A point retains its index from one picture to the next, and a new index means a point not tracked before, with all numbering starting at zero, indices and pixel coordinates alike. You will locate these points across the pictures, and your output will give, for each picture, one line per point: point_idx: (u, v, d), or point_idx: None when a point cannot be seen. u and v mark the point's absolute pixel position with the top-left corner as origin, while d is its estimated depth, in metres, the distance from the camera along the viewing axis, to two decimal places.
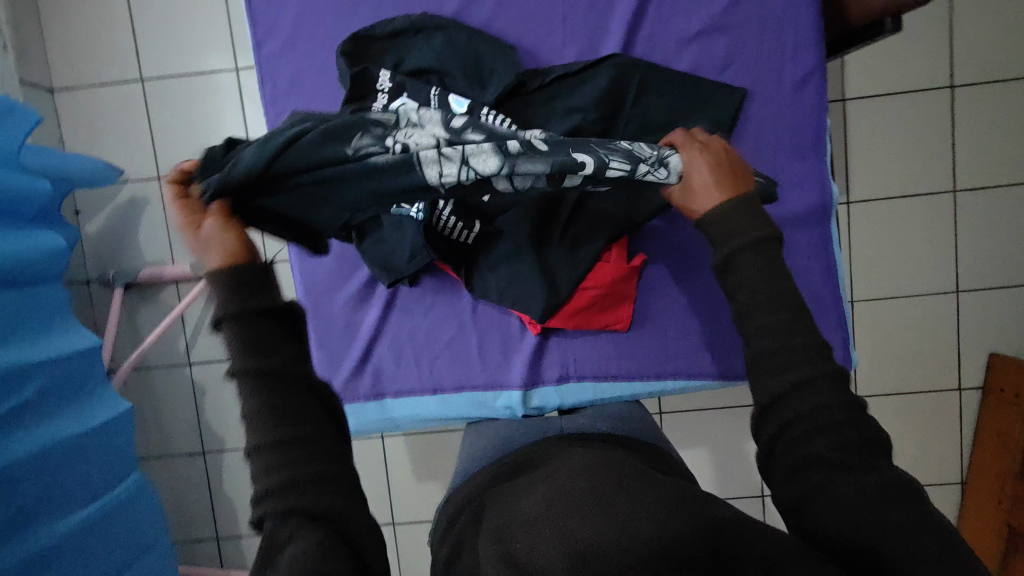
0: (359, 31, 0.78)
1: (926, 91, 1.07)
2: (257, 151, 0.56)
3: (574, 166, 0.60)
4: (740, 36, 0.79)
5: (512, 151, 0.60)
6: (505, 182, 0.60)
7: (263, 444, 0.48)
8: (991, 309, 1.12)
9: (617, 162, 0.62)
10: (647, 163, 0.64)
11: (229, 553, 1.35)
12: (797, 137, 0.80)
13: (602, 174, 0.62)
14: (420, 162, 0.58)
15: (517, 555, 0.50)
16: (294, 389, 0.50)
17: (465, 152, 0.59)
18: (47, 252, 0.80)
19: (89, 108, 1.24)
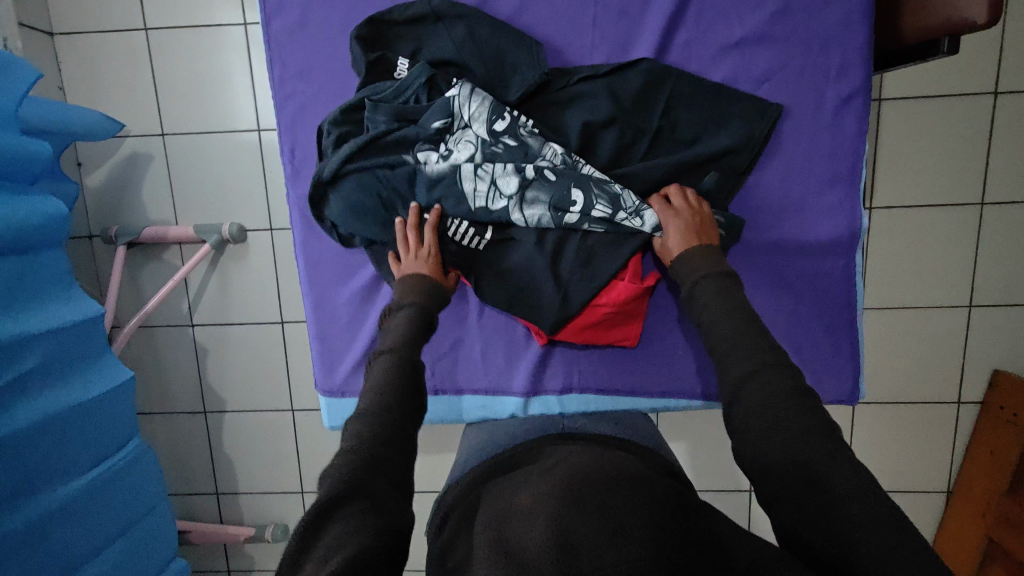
0: (376, 15, 0.75)
1: (965, 98, 1.02)
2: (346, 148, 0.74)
3: (567, 204, 0.73)
4: (782, 46, 0.74)
5: (526, 180, 0.74)
6: (505, 211, 0.75)
7: (363, 416, 0.56)
8: (1002, 326, 1.11)
9: (601, 206, 0.73)
10: (625, 211, 0.73)
11: (227, 507, 1.39)
12: (832, 163, 0.76)
13: (590, 213, 0.74)
14: (460, 178, 0.75)
15: (507, 542, 0.48)
16: (404, 384, 0.60)
17: (493, 175, 0.74)
18: (47, 220, 0.79)
19: (90, 56, 1.19)
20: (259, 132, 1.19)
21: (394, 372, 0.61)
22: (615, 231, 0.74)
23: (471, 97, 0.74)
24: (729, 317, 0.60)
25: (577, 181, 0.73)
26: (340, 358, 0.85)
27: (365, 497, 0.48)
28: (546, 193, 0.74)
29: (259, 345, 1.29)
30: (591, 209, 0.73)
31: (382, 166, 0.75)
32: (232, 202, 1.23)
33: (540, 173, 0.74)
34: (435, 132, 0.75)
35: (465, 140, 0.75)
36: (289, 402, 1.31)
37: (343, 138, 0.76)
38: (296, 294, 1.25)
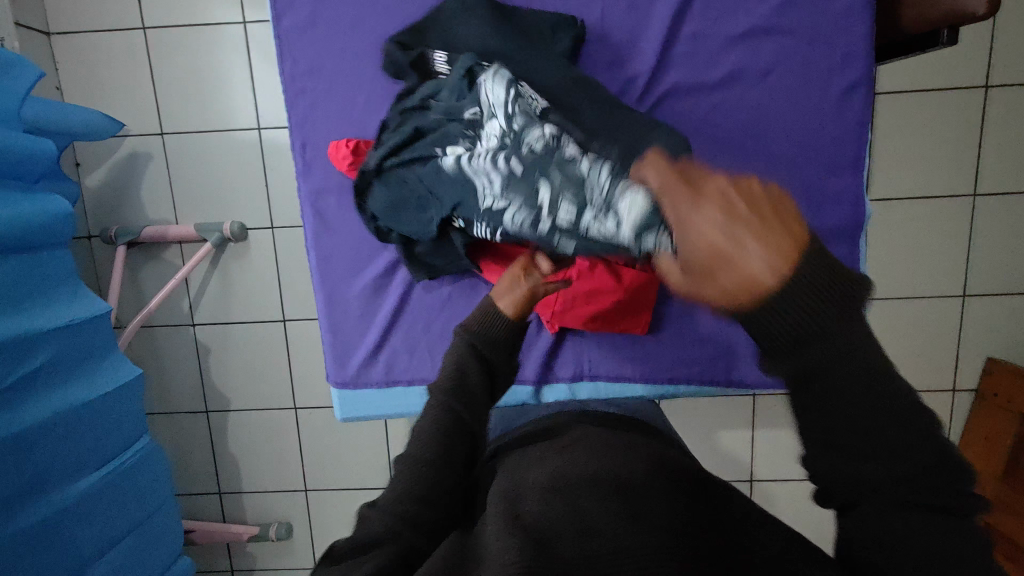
0: (417, 21, 0.77)
1: (959, 91, 1.04)
2: (385, 143, 0.76)
3: (548, 214, 0.65)
4: (787, 42, 0.76)
5: (517, 174, 0.66)
6: (501, 216, 0.68)
7: (408, 459, 0.56)
8: (996, 315, 1.13)
9: (564, 209, 0.64)
10: (591, 210, 0.62)
11: (230, 507, 1.39)
12: (837, 150, 0.77)
13: (560, 218, 0.64)
14: (468, 175, 0.70)
15: (523, 514, 0.49)
16: (457, 433, 0.58)
17: (489, 169, 0.68)
18: (53, 218, 0.78)
19: (87, 56, 1.18)
20: (259, 131, 1.19)
21: (441, 419, 0.58)
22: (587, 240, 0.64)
23: (495, 81, 0.69)
24: (825, 388, 0.37)
25: (543, 173, 0.65)
26: (351, 351, 0.85)
27: (394, 549, 0.50)
28: (525, 194, 0.66)
29: (261, 342, 1.28)
30: (558, 211, 0.64)
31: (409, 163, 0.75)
32: (233, 200, 1.22)
33: (525, 171, 0.66)
34: (468, 125, 0.72)
35: (491, 133, 0.70)
36: (292, 399, 1.31)
37: (383, 132, 0.77)
38: (299, 292, 1.26)
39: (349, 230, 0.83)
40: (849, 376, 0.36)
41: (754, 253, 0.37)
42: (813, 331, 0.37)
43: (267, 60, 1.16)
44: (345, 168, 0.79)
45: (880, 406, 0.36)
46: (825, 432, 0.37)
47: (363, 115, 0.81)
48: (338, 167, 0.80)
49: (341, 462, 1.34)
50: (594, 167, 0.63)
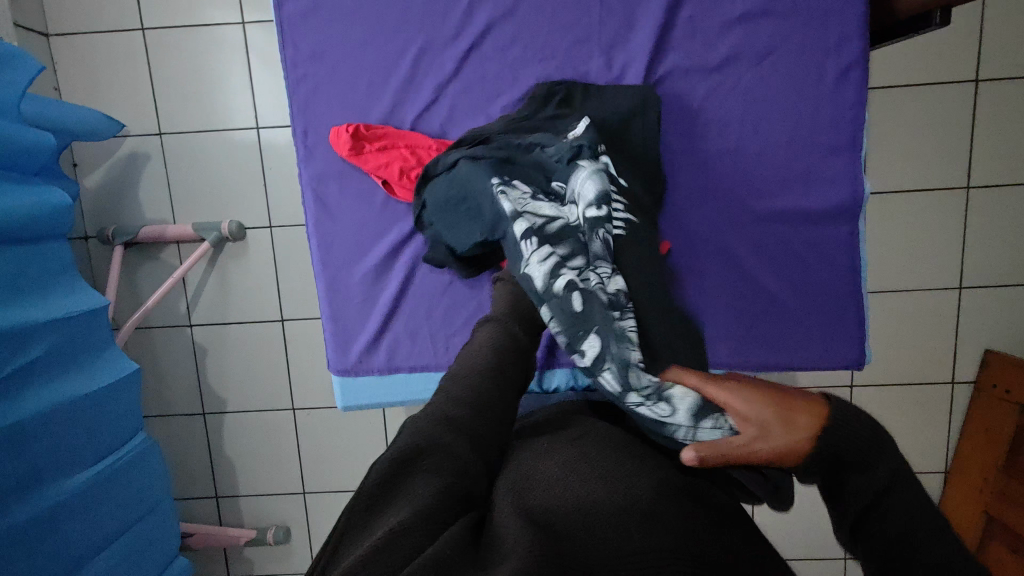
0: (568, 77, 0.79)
1: (950, 84, 1.05)
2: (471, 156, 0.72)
3: (580, 339, 0.55)
4: (782, 30, 0.77)
5: (558, 285, 0.57)
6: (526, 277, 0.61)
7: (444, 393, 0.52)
8: (992, 307, 1.13)
9: (609, 376, 0.52)
10: (641, 398, 0.49)
11: (228, 511, 1.37)
12: (835, 130, 0.78)
13: (595, 368, 0.54)
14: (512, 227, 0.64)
15: (535, 511, 0.43)
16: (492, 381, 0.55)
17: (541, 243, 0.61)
18: (52, 210, 0.78)
19: (86, 56, 1.18)
20: (258, 130, 1.19)
21: (474, 381, 0.54)
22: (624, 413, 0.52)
23: (596, 178, 0.64)
24: (897, 497, 0.40)
25: (595, 314, 0.55)
26: (352, 339, 0.85)
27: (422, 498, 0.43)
28: (574, 302, 0.56)
29: (259, 343, 1.28)
30: (597, 360, 0.54)
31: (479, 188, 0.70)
32: (231, 198, 1.22)
33: (587, 297, 0.56)
34: (552, 190, 0.67)
35: (566, 208, 0.64)
36: (290, 400, 1.30)
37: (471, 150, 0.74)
38: (298, 291, 1.25)
39: (351, 216, 0.83)
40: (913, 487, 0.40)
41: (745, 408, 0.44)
42: (873, 444, 0.41)
43: (266, 58, 1.16)
44: (345, 152, 0.79)
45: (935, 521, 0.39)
46: (887, 531, 0.40)
47: (364, 101, 0.82)
48: (339, 152, 0.81)
49: (339, 463, 1.33)
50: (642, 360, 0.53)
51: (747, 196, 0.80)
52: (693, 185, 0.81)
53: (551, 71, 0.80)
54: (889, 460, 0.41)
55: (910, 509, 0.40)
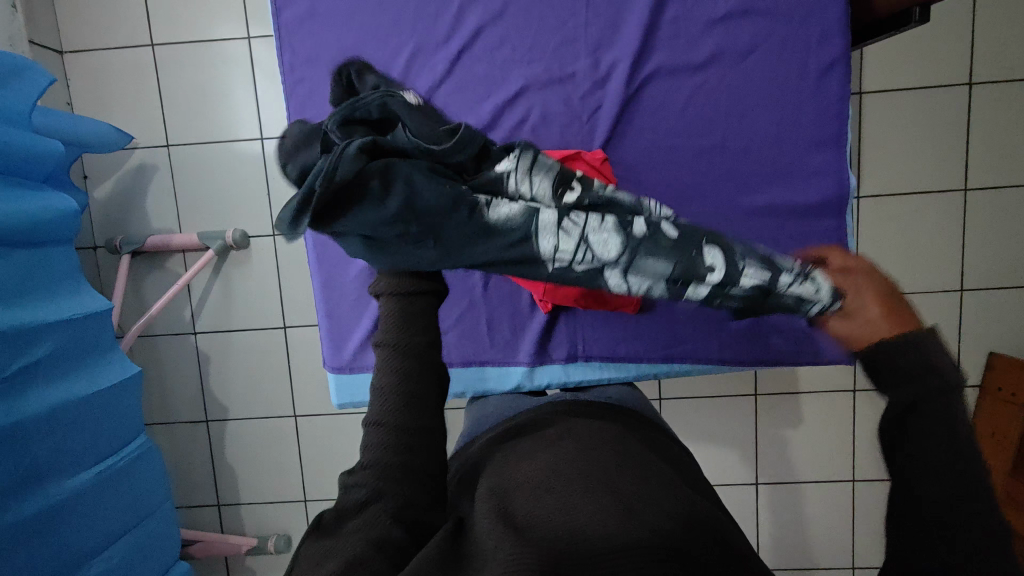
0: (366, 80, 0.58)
1: (942, 87, 1.06)
2: (405, 192, 0.49)
3: (697, 271, 0.53)
4: (764, 31, 0.79)
5: (638, 235, 0.55)
6: (591, 274, 0.56)
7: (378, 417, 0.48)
8: (994, 309, 1.12)
9: (752, 270, 0.54)
10: (789, 273, 0.54)
11: (229, 519, 1.37)
12: (819, 126, 0.80)
13: (735, 282, 0.53)
14: (539, 230, 0.54)
15: (513, 516, 0.45)
16: (424, 377, 0.49)
17: (584, 228, 0.55)
18: (58, 214, 0.81)
19: (97, 71, 1.22)
20: (262, 141, 1.22)
21: (390, 412, 0.47)
22: (777, 302, 0.54)
23: (538, 171, 0.60)
24: (927, 428, 0.37)
25: (703, 242, 0.55)
26: (348, 337, 0.86)
27: (380, 526, 0.43)
28: (663, 256, 0.54)
29: (262, 350, 1.29)
30: (737, 275, 0.53)
31: (461, 229, 0.53)
32: (235, 208, 1.25)
33: (675, 227, 0.56)
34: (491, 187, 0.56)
35: (535, 188, 0.59)
36: (291, 408, 1.31)
37: (384, 178, 0.49)
38: (299, 298, 1.27)
39: None
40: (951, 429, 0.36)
41: (870, 308, 0.48)
42: (918, 366, 0.39)
43: (270, 73, 1.20)
44: None
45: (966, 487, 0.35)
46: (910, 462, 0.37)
47: None
48: None
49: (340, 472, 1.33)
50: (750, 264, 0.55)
51: (734, 192, 0.81)
52: (681, 181, 0.82)
53: (539, 72, 0.82)
54: (924, 385, 0.38)
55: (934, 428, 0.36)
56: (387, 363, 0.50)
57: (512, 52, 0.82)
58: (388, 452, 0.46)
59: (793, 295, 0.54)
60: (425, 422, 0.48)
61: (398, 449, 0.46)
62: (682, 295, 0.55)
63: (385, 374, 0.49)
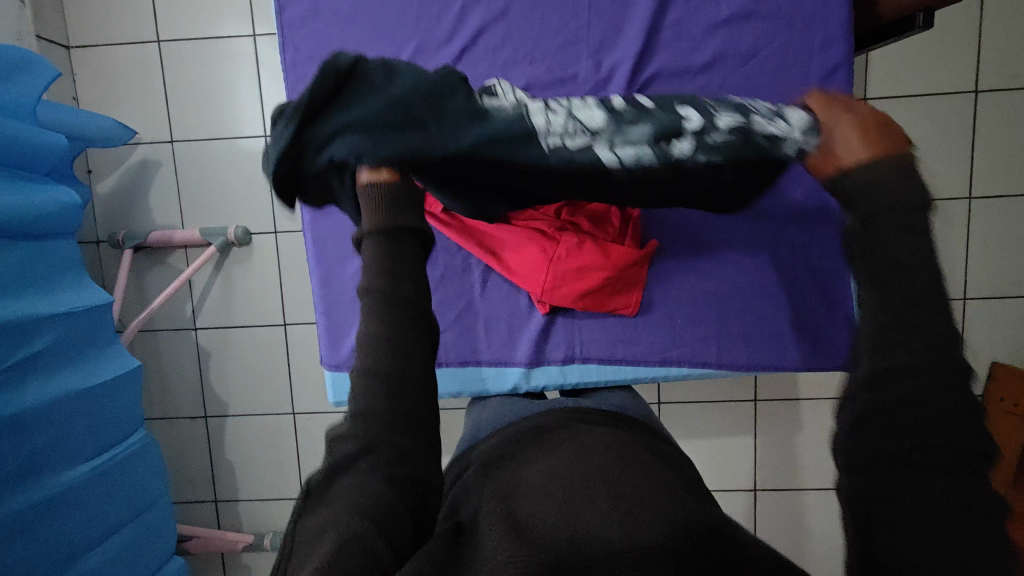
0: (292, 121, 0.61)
1: (948, 94, 1.06)
2: (407, 77, 0.53)
3: (675, 126, 0.57)
4: (767, 35, 0.79)
5: (618, 111, 0.58)
6: (587, 149, 0.57)
7: (365, 365, 0.48)
8: (996, 317, 1.12)
9: (719, 117, 0.58)
10: (760, 114, 0.57)
11: (227, 515, 1.37)
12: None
13: (707, 131, 0.57)
14: (531, 114, 0.56)
15: (517, 519, 0.46)
16: (408, 324, 0.50)
17: (571, 108, 0.58)
18: (60, 207, 0.81)
19: (104, 66, 1.23)
20: (267, 138, 1.22)
21: (380, 374, 0.47)
22: (746, 141, 0.58)
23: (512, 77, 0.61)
24: (894, 256, 0.43)
25: (672, 103, 0.59)
26: (345, 334, 0.86)
27: (369, 497, 0.42)
28: (642, 121, 0.57)
29: (261, 346, 1.29)
30: (708, 122, 0.57)
31: (454, 112, 0.54)
32: (238, 205, 1.25)
33: (648, 100, 0.60)
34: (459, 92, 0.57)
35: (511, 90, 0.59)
36: (290, 405, 1.31)
37: (380, 73, 0.54)
38: (301, 296, 1.27)
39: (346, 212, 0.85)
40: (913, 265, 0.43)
41: (855, 139, 0.52)
42: (879, 188, 0.47)
43: (275, 72, 1.20)
44: None
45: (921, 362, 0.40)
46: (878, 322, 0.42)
47: None
48: None
49: None
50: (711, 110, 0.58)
51: None
52: None
53: (541, 72, 0.82)
54: (882, 199, 0.46)
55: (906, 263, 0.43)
56: (374, 307, 0.51)
57: (514, 52, 0.82)
58: (376, 420, 0.46)
59: (758, 132, 0.57)
60: (410, 368, 0.48)
61: (383, 416, 0.46)
62: (671, 156, 0.58)
63: (373, 319, 0.50)
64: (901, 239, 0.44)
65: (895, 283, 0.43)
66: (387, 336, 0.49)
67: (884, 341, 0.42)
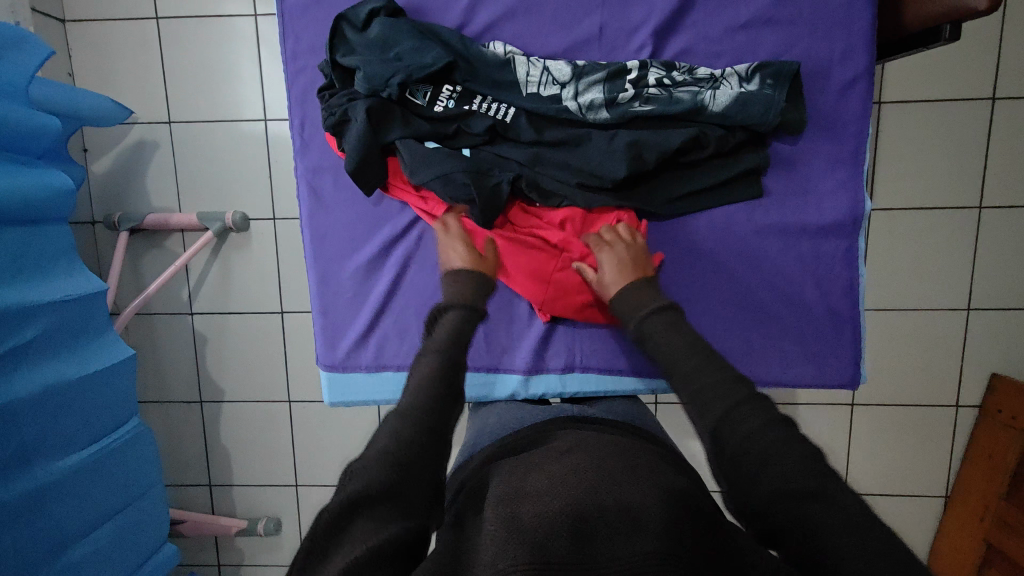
0: (332, 82, 0.79)
1: (963, 101, 1.03)
2: (430, 24, 0.78)
3: (618, 79, 0.76)
4: (786, 39, 0.76)
5: (581, 66, 0.77)
6: (555, 96, 0.77)
7: (401, 413, 0.56)
8: (1000, 329, 1.10)
9: (656, 69, 0.76)
10: (680, 70, 0.76)
11: (220, 500, 1.37)
12: (837, 143, 0.77)
13: (645, 83, 0.76)
14: (514, 63, 0.77)
15: (522, 519, 0.45)
16: (445, 387, 0.60)
17: (545, 63, 0.77)
18: (52, 192, 0.79)
19: (101, 43, 1.20)
20: (266, 122, 1.19)
21: (413, 426, 0.54)
22: (678, 89, 0.76)
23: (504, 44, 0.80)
24: (676, 353, 0.63)
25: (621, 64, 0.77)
26: (342, 335, 0.85)
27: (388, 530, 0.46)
28: (599, 71, 0.76)
29: (257, 334, 1.28)
30: (647, 74, 0.76)
31: (454, 49, 0.78)
32: (237, 191, 1.23)
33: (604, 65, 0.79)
34: (465, 45, 0.78)
35: (503, 47, 0.78)
36: (286, 393, 1.30)
37: (407, 22, 0.77)
38: (298, 284, 1.25)
39: (345, 210, 0.83)
40: (692, 353, 0.62)
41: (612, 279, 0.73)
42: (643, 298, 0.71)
43: (275, 53, 1.17)
44: (340, 151, 0.80)
45: (756, 419, 0.53)
46: (697, 387, 0.59)
47: None
48: (335, 148, 0.81)
49: (331, 459, 1.33)
50: (650, 65, 0.76)
51: (745, 208, 0.79)
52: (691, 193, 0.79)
53: None
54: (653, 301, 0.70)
55: (678, 352, 0.63)
56: (423, 368, 0.62)
57: (521, 49, 0.79)
58: (399, 463, 0.51)
59: (685, 86, 0.76)
60: (437, 420, 0.56)
61: (404, 465, 0.51)
62: (617, 102, 0.76)
63: (418, 376, 0.61)
64: (673, 334, 0.65)
65: (691, 381, 0.60)
66: (428, 388, 0.59)
67: (707, 416, 0.56)
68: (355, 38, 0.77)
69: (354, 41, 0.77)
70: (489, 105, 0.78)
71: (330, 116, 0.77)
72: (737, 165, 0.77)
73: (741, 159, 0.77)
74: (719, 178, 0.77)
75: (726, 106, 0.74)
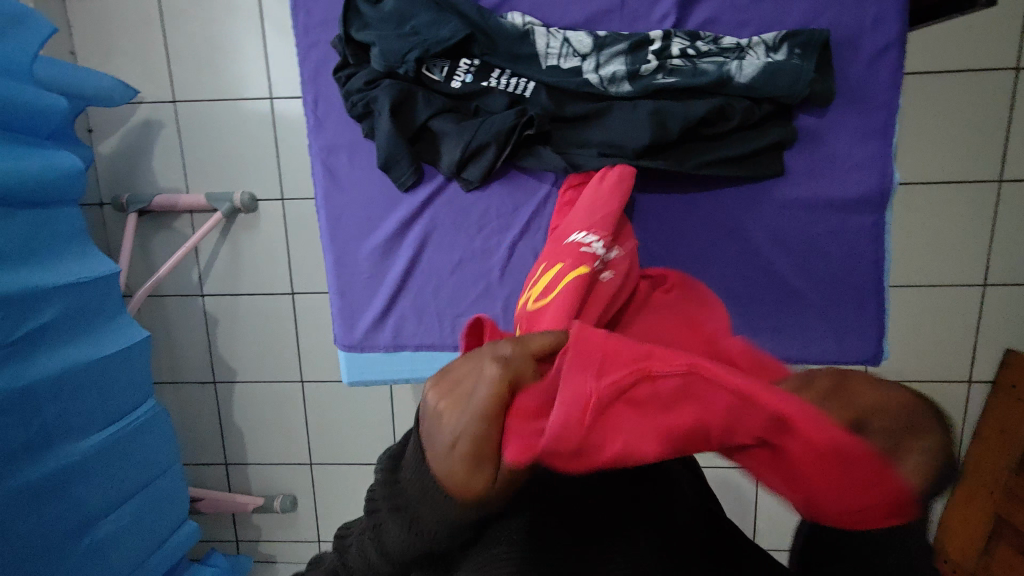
0: (349, 61, 0.78)
1: (990, 71, 1.00)
2: None
3: (641, 51, 0.74)
4: (814, 8, 0.74)
5: (602, 37, 0.75)
6: (576, 68, 0.75)
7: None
8: (1017, 305, 1.09)
9: (680, 39, 0.74)
10: (704, 41, 0.74)
11: (235, 477, 1.39)
12: (866, 115, 0.76)
13: (669, 53, 0.74)
14: (533, 34, 0.76)
15: None
16: None
17: (566, 35, 0.76)
18: (64, 173, 0.79)
19: (102, 20, 1.17)
20: (272, 101, 1.18)
21: None
22: (703, 59, 0.74)
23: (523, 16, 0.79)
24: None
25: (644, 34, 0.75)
26: (359, 315, 0.85)
27: None
28: (621, 42, 0.75)
29: (268, 314, 1.28)
30: (671, 45, 0.74)
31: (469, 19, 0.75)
32: (244, 171, 1.21)
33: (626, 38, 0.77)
34: (481, 14, 0.75)
35: (522, 19, 0.77)
36: (298, 372, 1.31)
37: None
38: (308, 264, 1.25)
39: (363, 190, 0.82)
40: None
41: None
42: None
43: (282, 29, 1.14)
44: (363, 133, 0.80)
45: None
46: None
47: None
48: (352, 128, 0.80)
49: (343, 438, 1.34)
50: (674, 36, 0.75)
51: (770, 183, 0.78)
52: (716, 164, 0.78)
53: None
54: None
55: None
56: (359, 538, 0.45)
57: (540, 20, 0.78)
58: None
59: (710, 56, 0.74)
60: None
61: None
62: (639, 73, 0.74)
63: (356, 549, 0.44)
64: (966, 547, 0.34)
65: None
66: None
67: None
68: (369, 11, 0.76)
69: (369, 15, 0.76)
70: (507, 81, 0.76)
71: (352, 101, 0.77)
72: (763, 138, 0.75)
73: (767, 132, 0.75)
74: (743, 152, 0.75)
75: (752, 78, 0.72)
